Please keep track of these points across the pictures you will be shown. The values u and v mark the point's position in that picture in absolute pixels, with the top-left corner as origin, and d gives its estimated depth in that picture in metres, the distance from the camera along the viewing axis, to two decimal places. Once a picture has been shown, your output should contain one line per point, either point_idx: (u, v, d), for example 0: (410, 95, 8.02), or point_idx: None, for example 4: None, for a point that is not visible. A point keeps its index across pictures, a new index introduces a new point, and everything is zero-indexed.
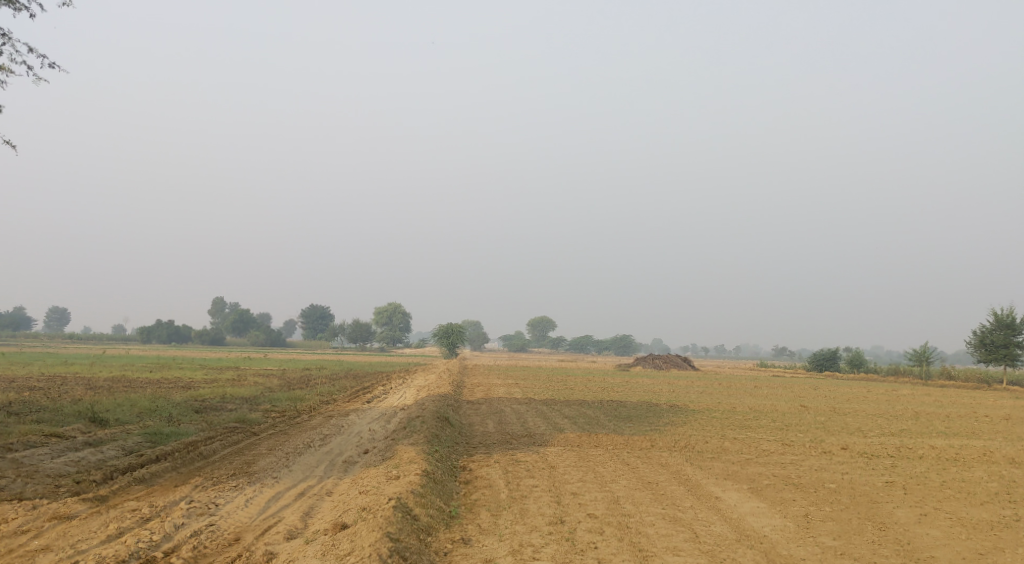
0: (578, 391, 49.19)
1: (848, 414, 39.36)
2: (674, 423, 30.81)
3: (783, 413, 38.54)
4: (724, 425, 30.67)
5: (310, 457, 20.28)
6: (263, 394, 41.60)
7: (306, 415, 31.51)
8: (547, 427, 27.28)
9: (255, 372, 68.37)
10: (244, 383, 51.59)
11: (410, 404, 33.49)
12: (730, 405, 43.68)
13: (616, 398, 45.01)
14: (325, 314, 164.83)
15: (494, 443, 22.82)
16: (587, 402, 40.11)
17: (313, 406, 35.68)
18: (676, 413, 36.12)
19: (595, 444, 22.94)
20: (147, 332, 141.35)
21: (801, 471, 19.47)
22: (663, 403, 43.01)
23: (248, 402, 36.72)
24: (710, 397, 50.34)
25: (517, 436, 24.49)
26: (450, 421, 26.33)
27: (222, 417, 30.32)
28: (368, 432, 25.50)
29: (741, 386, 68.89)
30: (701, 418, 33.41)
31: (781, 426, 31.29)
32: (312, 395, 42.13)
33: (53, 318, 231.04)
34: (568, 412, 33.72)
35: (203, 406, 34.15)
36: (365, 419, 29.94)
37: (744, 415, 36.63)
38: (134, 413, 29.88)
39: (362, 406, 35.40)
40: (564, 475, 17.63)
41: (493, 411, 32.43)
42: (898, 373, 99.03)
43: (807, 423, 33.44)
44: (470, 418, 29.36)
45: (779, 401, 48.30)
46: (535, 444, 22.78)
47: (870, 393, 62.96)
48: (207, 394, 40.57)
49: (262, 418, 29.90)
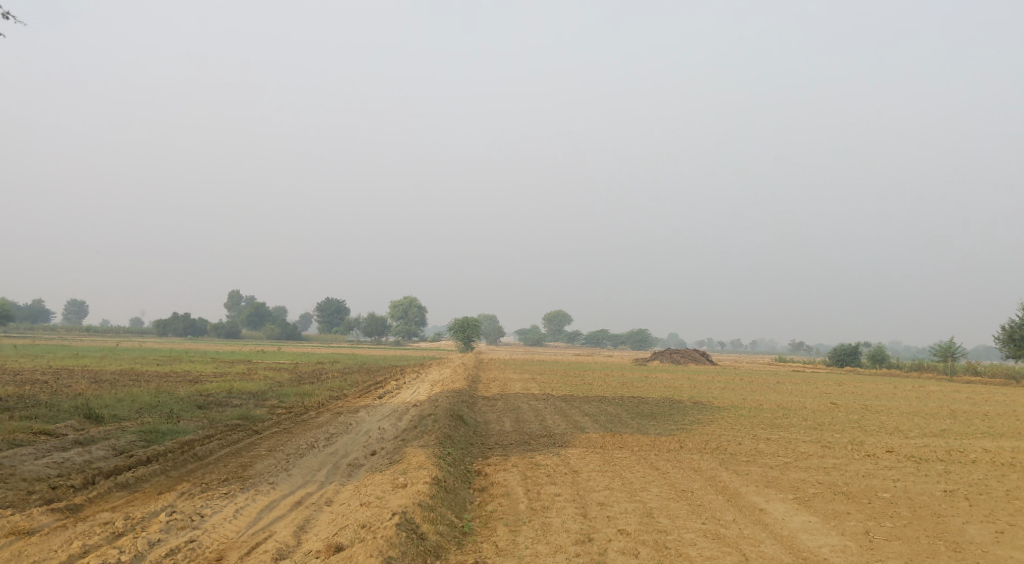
0: (598, 387, 47.46)
1: (882, 411, 37.54)
2: (701, 422, 29.08)
3: (813, 411, 36.66)
4: (754, 424, 28.90)
5: (313, 460, 18.76)
6: (271, 389, 40.13)
7: (313, 412, 29.99)
8: (567, 426, 25.66)
9: (266, 365, 67.17)
10: (254, 377, 50.24)
11: (423, 401, 31.94)
12: (756, 402, 41.87)
13: (638, 394, 43.25)
14: (340, 307, 163.51)
15: (510, 444, 21.20)
16: (607, 399, 38.45)
17: (322, 402, 34.25)
18: (702, 410, 34.41)
19: (619, 446, 21.26)
20: (163, 325, 140.94)
21: (848, 477, 17.76)
22: (686, 399, 41.29)
23: (255, 398, 35.35)
24: (733, 393, 48.53)
25: (535, 436, 22.85)
26: (464, 419, 24.71)
27: (225, 413, 28.87)
28: (377, 432, 23.92)
29: (762, 382, 67.00)
30: (729, 417, 31.63)
31: (815, 426, 29.48)
32: (322, 390, 40.66)
33: (71, 311, 231.34)
34: (589, 410, 32.04)
35: (207, 402, 32.68)
36: (376, 416, 28.43)
37: (773, 413, 34.84)
38: (133, 409, 28.48)
39: (373, 402, 33.88)
40: (589, 482, 16.00)
41: (509, 408, 30.83)
42: (922, 368, 96.72)
43: (841, 422, 31.58)
44: (485, 416, 27.80)
45: (806, 398, 46.46)
46: (555, 445, 21.12)
47: (897, 390, 60.96)
48: (214, 389, 39.15)
49: (267, 416, 28.44)
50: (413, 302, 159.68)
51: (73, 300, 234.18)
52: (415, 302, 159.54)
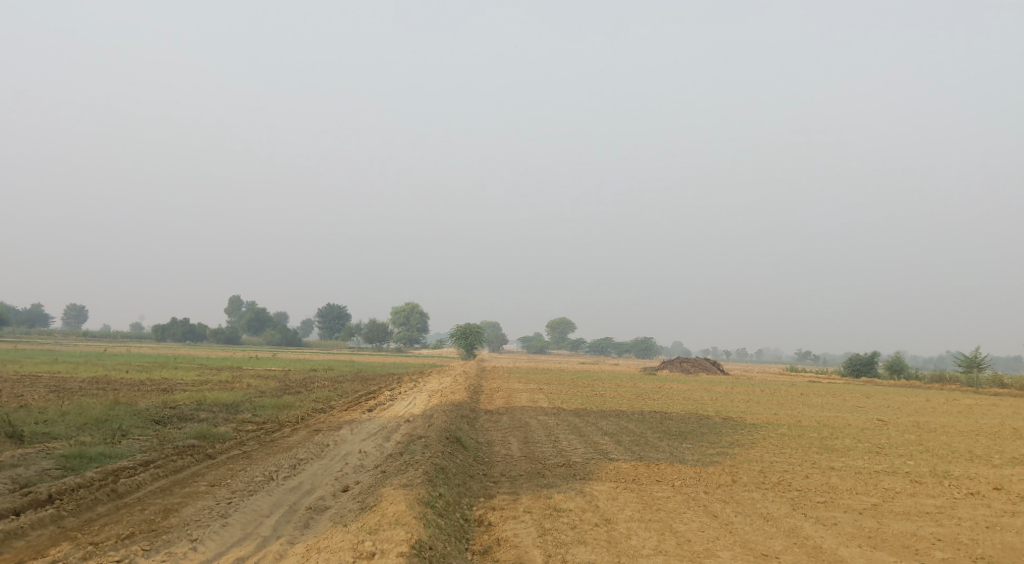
0: (611, 400, 43.02)
1: (936, 430, 33.10)
2: (743, 446, 24.61)
3: (860, 430, 32.21)
4: (805, 448, 24.53)
5: (263, 500, 14.44)
6: (247, 401, 35.76)
7: (287, 430, 25.58)
8: (587, 450, 21.30)
9: (254, 372, 62.57)
10: (234, 386, 45.86)
11: (418, 416, 27.58)
12: (791, 418, 37.50)
13: (657, 408, 38.84)
14: (341, 314, 158.75)
15: (520, 477, 16.89)
16: (625, 413, 34.09)
17: (302, 416, 29.86)
18: (735, 428, 30.08)
19: (657, 480, 16.89)
20: (162, 330, 136.68)
21: (969, 531, 13.42)
22: (712, 414, 36.85)
23: (225, 411, 30.95)
24: (761, 407, 44.08)
25: (551, 464, 18.42)
26: (462, 442, 20.31)
27: (182, 431, 24.47)
28: (356, 457, 19.55)
29: (785, 393, 62.45)
30: (772, 438, 27.19)
31: (877, 450, 25.07)
32: (304, 401, 36.26)
33: (73, 316, 226.49)
34: (608, 427, 27.70)
35: (167, 416, 28.19)
36: (358, 435, 24.01)
37: (817, 432, 30.40)
38: (74, 427, 24.05)
39: (361, 417, 29.50)
40: (630, 541, 11.74)
41: (516, 425, 26.56)
42: (943, 380, 91.88)
43: (903, 444, 27.13)
44: (489, 436, 23.47)
45: (843, 413, 41.98)
46: (576, 479, 16.75)
47: (931, 403, 56.31)
48: (183, 400, 34.70)
49: (231, 434, 24.08)
50: (416, 308, 155.15)
51: (73, 304, 229.59)
52: (417, 309, 155.05)
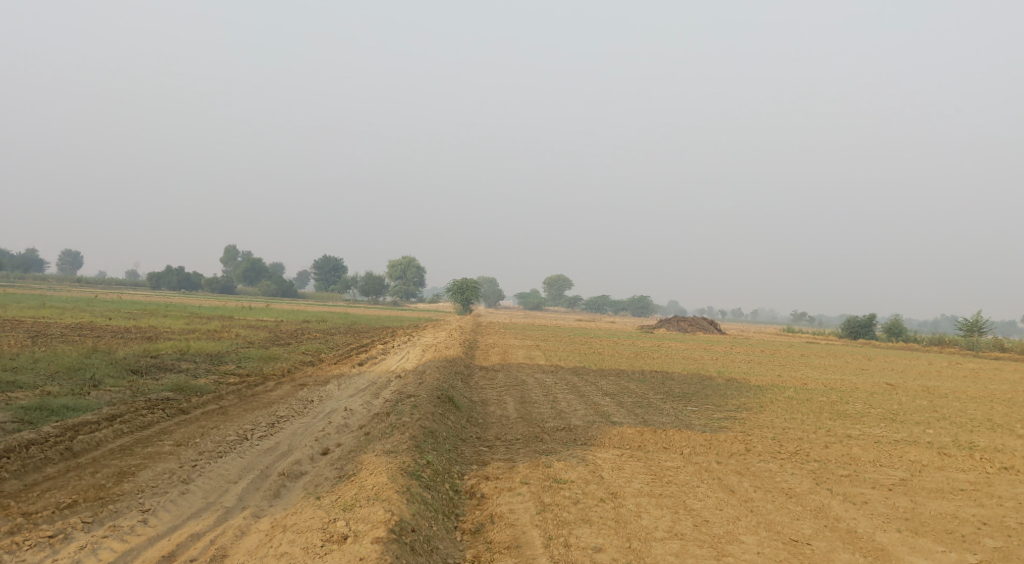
0: (611, 358, 41.75)
1: (949, 396, 31.84)
2: (752, 411, 23.25)
3: (870, 394, 30.92)
4: (817, 414, 23.23)
5: (233, 463, 13.08)
6: (233, 352, 34.36)
7: (271, 384, 24.22)
8: (588, 413, 19.92)
9: (245, 322, 61.09)
10: (223, 336, 44.43)
11: (409, 372, 26.19)
12: (796, 380, 36.16)
13: (658, 368, 37.57)
14: (337, 266, 157.02)
15: (516, 441, 15.54)
16: (626, 373, 32.72)
17: (288, 370, 28.41)
18: (741, 391, 28.78)
19: (664, 448, 15.51)
20: (157, 278, 134.93)
21: (1014, 512, 12.10)
22: (716, 375, 35.54)
23: (209, 362, 29.59)
24: (764, 368, 42.80)
25: (550, 428, 17.03)
26: (454, 402, 18.89)
27: (158, 383, 23.07)
28: (341, 416, 18.17)
29: (787, 354, 61.18)
30: (782, 402, 25.88)
31: (892, 417, 23.70)
32: (291, 353, 34.86)
33: (69, 263, 224.45)
34: (608, 387, 26.37)
35: (145, 367, 26.78)
36: (345, 391, 22.64)
37: (826, 396, 29.05)
38: (44, 376, 22.62)
39: (349, 371, 28.06)
40: (641, 520, 10.38)
41: (513, 383, 25.20)
42: (943, 343, 90.82)
43: (918, 410, 25.85)
44: (483, 395, 22.12)
45: (849, 376, 40.75)
46: (577, 445, 15.40)
47: (935, 367, 55.08)
48: (166, 349, 33.29)
49: (210, 387, 22.68)
50: (412, 261, 153.52)
51: (68, 251, 227.18)
52: (413, 262, 153.37)
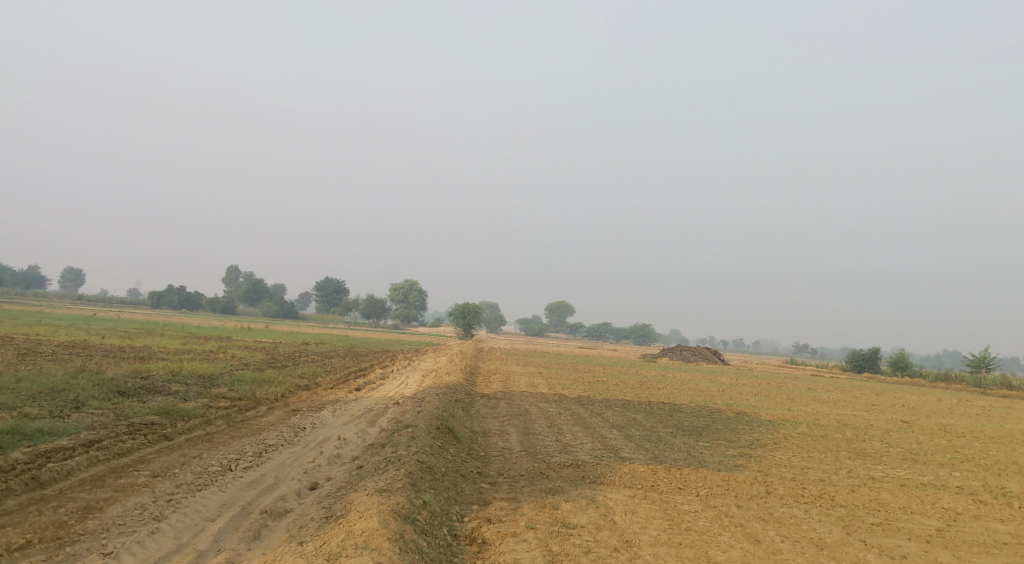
0: (615, 388, 40.60)
1: (967, 435, 30.66)
2: (767, 448, 22.14)
3: (885, 432, 29.76)
4: (835, 453, 22.12)
5: (212, 498, 12.02)
6: (226, 374, 33.27)
7: (262, 409, 23.12)
8: (596, 447, 18.80)
9: (242, 343, 59.95)
10: (218, 357, 43.30)
11: (408, 399, 25.07)
12: (807, 415, 34.93)
13: (665, 399, 36.40)
14: (339, 288, 156.07)
15: (521, 478, 14.47)
16: (633, 404, 31.55)
17: (282, 395, 27.24)
18: (752, 425, 27.64)
19: (680, 489, 14.46)
20: (158, 297, 133.80)
21: None
22: (724, 408, 34.41)
23: (200, 384, 28.49)
24: (772, 402, 41.60)
25: (556, 463, 15.92)
26: (454, 433, 17.79)
27: (144, 406, 21.95)
28: (333, 446, 17.08)
29: (793, 388, 59.88)
30: (796, 439, 24.75)
31: (914, 458, 22.53)
32: (286, 377, 33.70)
33: (70, 281, 223.67)
34: (615, 420, 25.27)
35: (132, 388, 25.66)
36: (340, 419, 21.52)
37: (841, 432, 27.89)
38: (24, 397, 21.52)
39: (345, 397, 26.95)
40: None
41: (515, 413, 24.11)
42: (949, 379, 89.42)
43: (939, 451, 24.71)
44: (485, 426, 21.03)
45: (860, 412, 39.54)
46: (585, 483, 14.34)
47: (945, 404, 53.74)
48: (157, 370, 32.20)
49: (198, 412, 21.59)
50: (414, 285, 152.55)
51: (69, 267, 226.55)
52: (415, 286, 152.43)
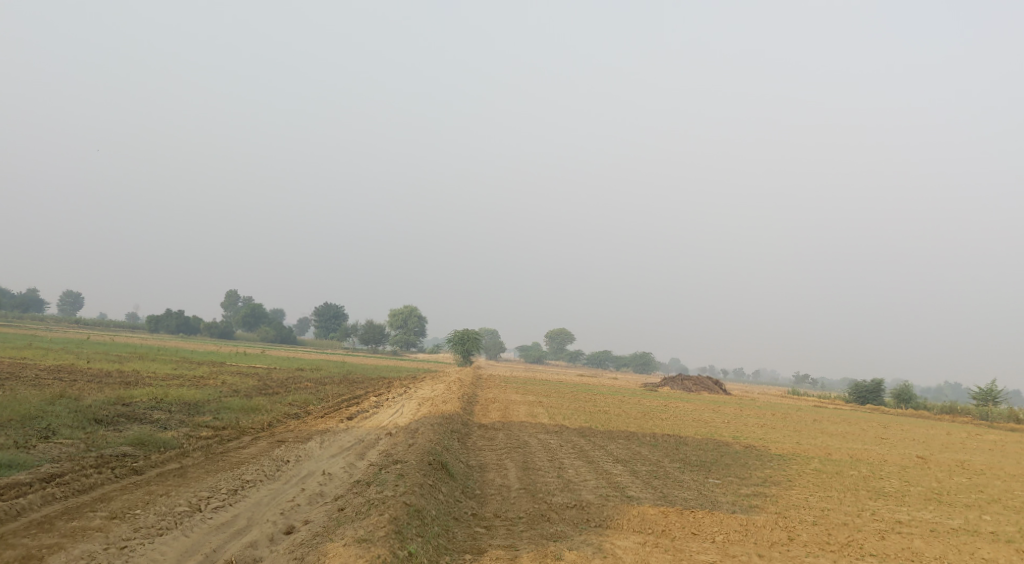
0: (618, 418, 39.19)
1: (986, 473, 29.26)
2: (781, 486, 20.81)
3: (901, 468, 28.36)
4: (854, 492, 20.76)
5: (172, 546, 10.79)
6: (212, 400, 31.85)
7: (245, 440, 21.75)
8: (601, 485, 17.49)
9: (236, 369, 58.61)
10: (207, 383, 41.94)
11: (401, 429, 23.70)
12: (818, 449, 33.50)
13: (669, 431, 35.01)
14: (338, 314, 154.83)
15: (519, 521, 13.17)
16: (637, 436, 30.20)
17: (268, 423, 25.88)
18: (762, 461, 26.27)
19: (693, 534, 13.21)
20: (156, 320, 132.40)
21: None
22: (731, 441, 32.99)
23: (184, 412, 27.12)
24: (780, 435, 40.17)
25: (558, 504, 14.58)
26: (448, 469, 16.46)
27: (119, 436, 20.58)
28: (316, 482, 15.80)
29: (798, 419, 58.38)
30: (810, 476, 23.39)
31: (938, 498, 21.17)
32: (276, 404, 32.30)
33: (69, 304, 222.21)
34: (619, 453, 23.93)
35: (110, 416, 24.28)
36: (327, 451, 20.17)
37: (856, 469, 26.52)
38: None
39: (335, 427, 25.61)
40: None
41: (514, 445, 22.77)
42: (955, 412, 87.75)
43: (962, 490, 23.34)
44: (482, 459, 19.70)
45: (872, 446, 38.07)
46: (590, 528, 13.07)
47: (955, 438, 52.16)
48: (140, 396, 30.77)
49: (175, 442, 20.24)
50: (413, 312, 151.30)
51: (68, 292, 225.63)
52: (415, 312, 151.24)
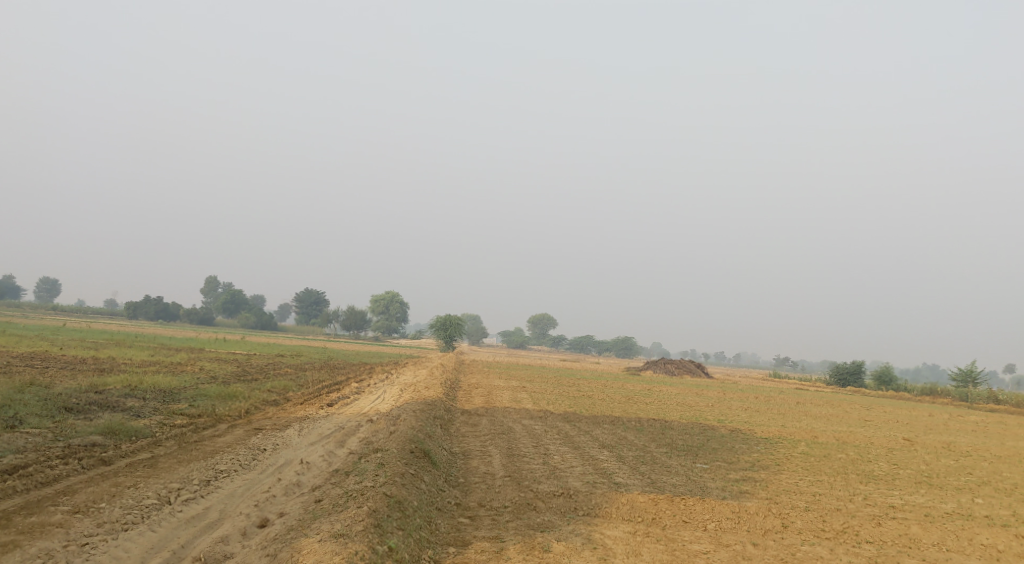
0: (603, 403, 38.76)
1: (972, 455, 29.08)
2: (770, 470, 20.40)
3: (888, 451, 28.10)
4: (844, 476, 20.39)
5: (136, 542, 10.17)
6: (188, 388, 31.05)
7: (221, 428, 21.05)
8: (588, 471, 16.99)
9: (214, 355, 57.62)
10: (184, 370, 41.13)
11: (382, 416, 23.09)
12: (804, 432, 33.21)
13: (654, 416, 34.61)
14: (319, 299, 153.70)
15: (505, 510, 12.66)
16: (622, 421, 29.75)
17: (245, 411, 25.18)
18: (749, 444, 25.89)
19: (685, 523, 12.72)
20: (134, 307, 130.66)
21: None
22: (717, 425, 32.63)
23: (158, 400, 26.35)
24: (766, 418, 39.91)
25: (545, 492, 14.06)
26: (430, 457, 15.90)
27: (88, 425, 19.80)
28: (293, 471, 15.19)
29: (781, 402, 58.29)
30: (799, 460, 23.01)
31: (928, 481, 20.85)
32: (254, 391, 31.56)
33: (45, 292, 219.13)
34: (605, 439, 23.45)
35: (80, 405, 23.47)
36: (306, 439, 19.53)
37: (844, 452, 26.19)
38: None
39: (314, 414, 24.97)
40: None
41: (498, 432, 22.23)
42: (935, 393, 88.24)
43: (951, 473, 23.05)
44: (465, 447, 19.15)
45: (857, 429, 37.87)
46: (578, 517, 12.56)
47: (937, 419, 52.23)
48: (114, 384, 29.92)
49: (148, 430, 19.52)
50: (394, 297, 150.38)
51: (44, 279, 222.71)
52: (397, 298, 150.36)
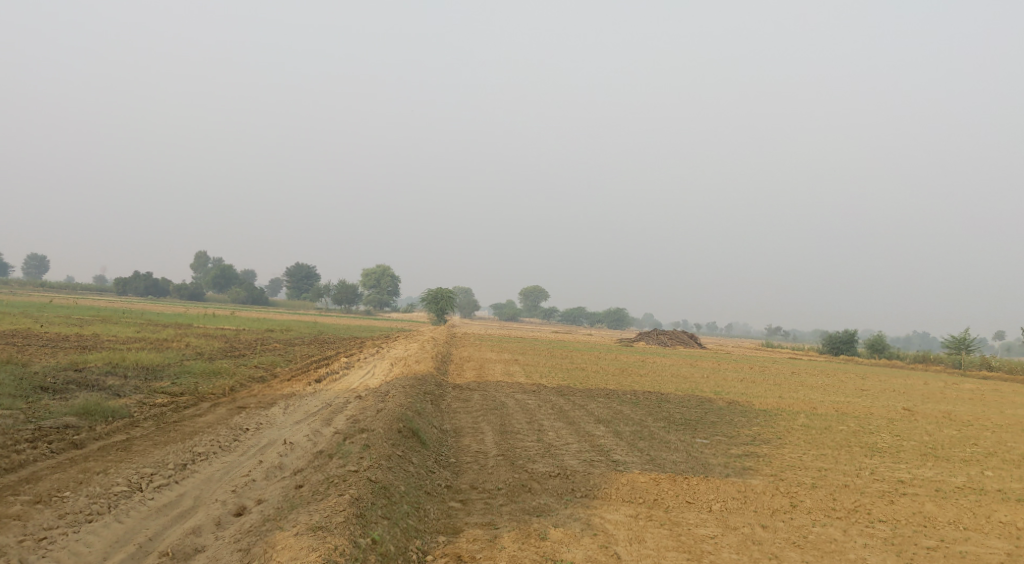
0: (597, 375, 38.10)
1: (973, 424, 28.56)
2: (771, 444, 19.73)
3: (888, 422, 27.52)
4: (848, 449, 19.74)
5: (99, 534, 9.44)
6: (172, 365, 30.18)
7: (202, 407, 20.23)
8: (584, 449, 16.29)
9: (203, 331, 56.70)
10: (170, 346, 40.24)
11: (371, 392, 22.32)
12: (802, 403, 32.61)
13: (650, 388, 33.97)
14: (310, 274, 152.60)
15: (498, 493, 11.95)
16: (618, 394, 29.08)
17: (229, 388, 24.36)
18: (748, 417, 25.25)
19: (689, 504, 12.04)
20: (123, 283, 129.33)
21: None
22: (714, 396, 32.01)
23: (140, 378, 25.49)
24: (762, 389, 39.35)
25: (541, 473, 13.31)
26: (420, 436, 15.16)
27: (62, 405, 18.92)
28: (275, 452, 14.43)
29: (775, 372, 57.81)
30: (800, 433, 22.37)
31: (933, 453, 20.24)
32: (240, 368, 30.74)
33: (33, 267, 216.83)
34: (601, 413, 22.74)
35: (57, 383, 22.59)
36: (290, 418, 18.73)
37: (845, 423, 25.58)
38: None
39: (301, 391, 24.17)
40: None
41: (490, 407, 21.48)
42: (927, 360, 88.02)
43: (956, 443, 22.46)
44: (456, 424, 18.38)
45: (854, 399, 37.35)
46: (576, 499, 11.86)
47: (932, 387, 51.83)
48: (95, 362, 29.03)
49: (125, 410, 18.69)
50: (386, 271, 149.36)
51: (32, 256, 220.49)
52: (388, 271, 149.34)
